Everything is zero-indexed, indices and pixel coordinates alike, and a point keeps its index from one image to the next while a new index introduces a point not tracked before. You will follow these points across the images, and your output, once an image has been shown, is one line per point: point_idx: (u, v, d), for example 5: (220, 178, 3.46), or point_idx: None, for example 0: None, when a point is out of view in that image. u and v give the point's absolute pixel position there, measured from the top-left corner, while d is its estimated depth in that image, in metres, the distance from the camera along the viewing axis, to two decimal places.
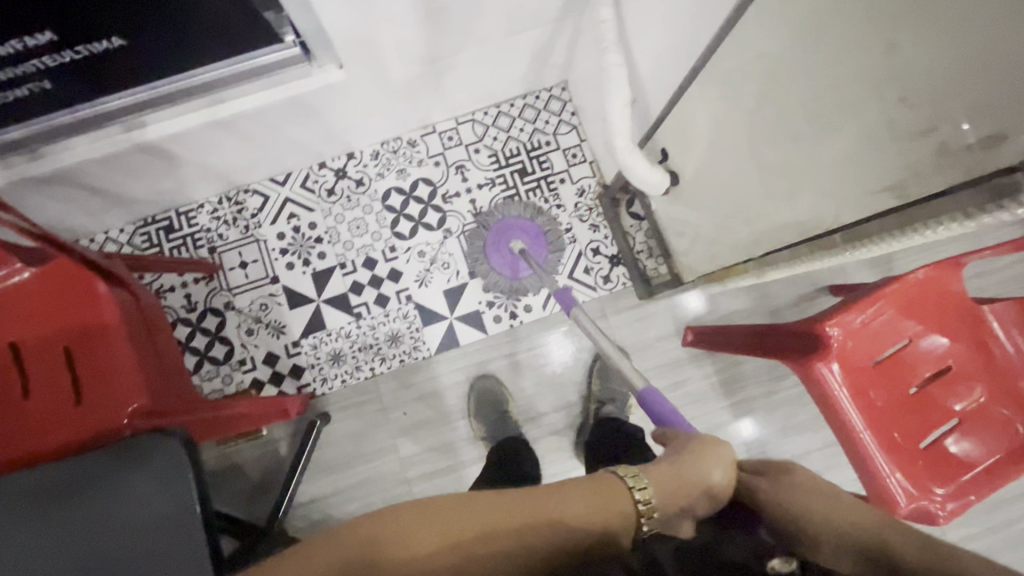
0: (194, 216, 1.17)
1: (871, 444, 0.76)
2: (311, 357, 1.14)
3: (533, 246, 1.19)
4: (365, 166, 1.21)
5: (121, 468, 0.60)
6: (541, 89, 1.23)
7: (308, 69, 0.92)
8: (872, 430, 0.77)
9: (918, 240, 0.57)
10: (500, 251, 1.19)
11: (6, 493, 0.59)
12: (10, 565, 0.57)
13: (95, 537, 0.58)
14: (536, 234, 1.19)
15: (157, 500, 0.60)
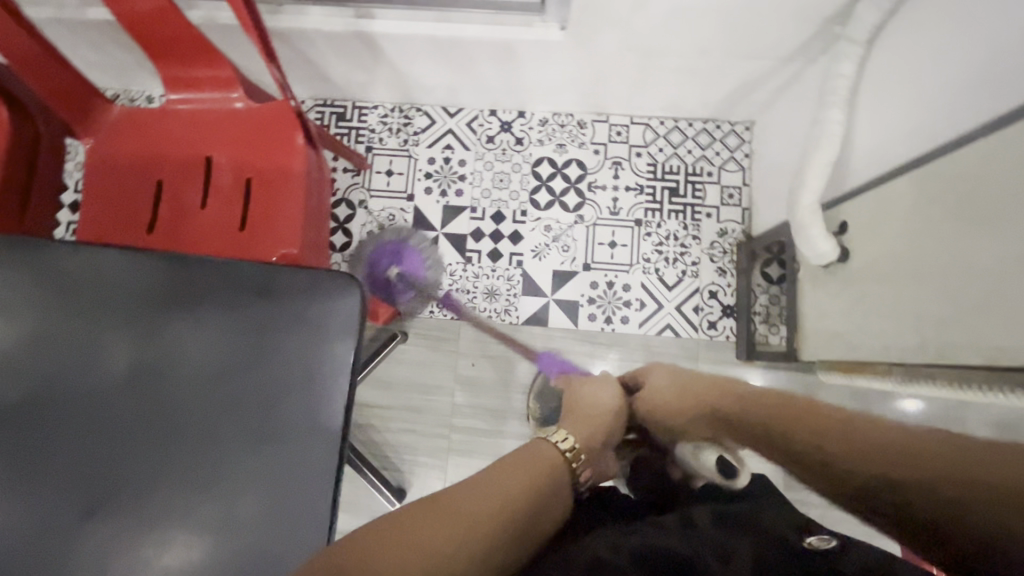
0: (366, 113, 1.24)
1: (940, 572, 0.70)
2: (412, 280, 1.18)
3: (407, 266, 1.16)
4: (530, 128, 1.23)
5: (307, 299, 0.67)
6: (724, 121, 1.20)
7: (532, 19, 0.95)
8: None
9: None
10: (388, 288, 1.14)
11: (215, 276, 0.68)
12: (199, 335, 0.66)
13: (269, 347, 0.66)
14: (395, 249, 1.17)
15: (325, 341, 0.67)
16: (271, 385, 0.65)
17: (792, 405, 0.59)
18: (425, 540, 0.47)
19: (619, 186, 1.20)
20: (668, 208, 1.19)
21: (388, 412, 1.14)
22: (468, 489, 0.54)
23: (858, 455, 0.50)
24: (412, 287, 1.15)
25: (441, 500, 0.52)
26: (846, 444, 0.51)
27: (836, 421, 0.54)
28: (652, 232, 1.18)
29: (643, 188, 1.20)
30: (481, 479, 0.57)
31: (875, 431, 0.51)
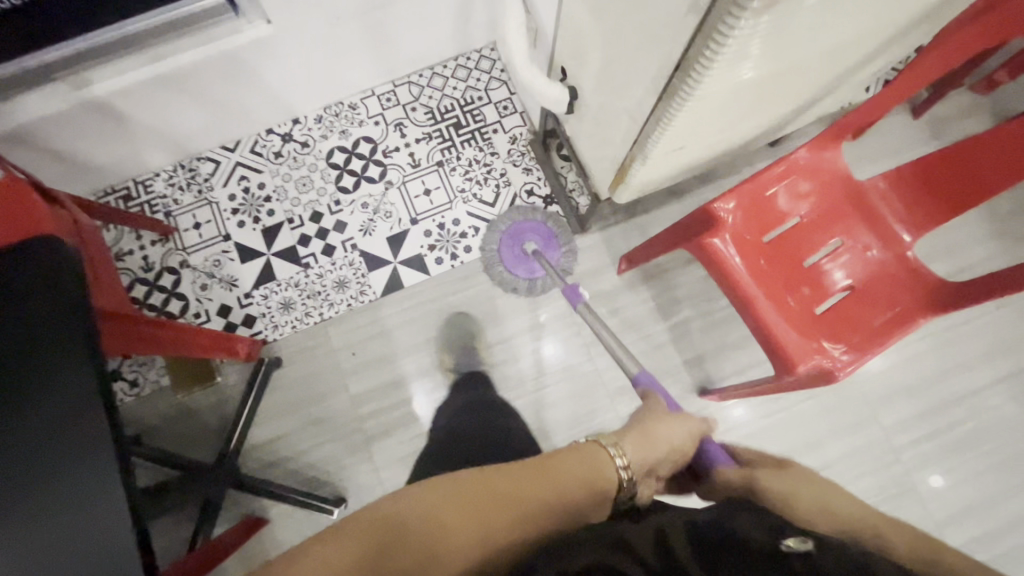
0: (151, 184, 1.24)
1: (752, 293, 0.81)
2: (263, 307, 1.18)
3: (545, 245, 1.22)
4: (310, 130, 1.28)
5: (35, 287, 0.62)
6: (471, 51, 1.32)
7: (238, 25, 1.00)
8: (756, 285, 0.81)
9: (724, 71, 0.60)
10: (520, 261, 1.21)
11: None
12: None
13: None
14: (547, 235, 1.23)
15: (33, 264, 0.63)
16: (55, 375, 0.59)
17: (879, 528, 0.47)
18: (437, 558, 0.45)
19: (410, 143, 1.28)
20: (459, 141, 1.28)
21: (294, 436, 1.13)
22: (455, 543, 0.46)
23: (924, 573, 0.43)
24: (531, 267, 1.21)
25: (422, 534, 0.46)
26: (869, 543, 0.46)
27: (875, 537, 0.47)
28: (455, 167, 1.27)
29: (431, 135, 1.28)
30: (487, 505, 0.48)
31: (894, 538, 0.46)
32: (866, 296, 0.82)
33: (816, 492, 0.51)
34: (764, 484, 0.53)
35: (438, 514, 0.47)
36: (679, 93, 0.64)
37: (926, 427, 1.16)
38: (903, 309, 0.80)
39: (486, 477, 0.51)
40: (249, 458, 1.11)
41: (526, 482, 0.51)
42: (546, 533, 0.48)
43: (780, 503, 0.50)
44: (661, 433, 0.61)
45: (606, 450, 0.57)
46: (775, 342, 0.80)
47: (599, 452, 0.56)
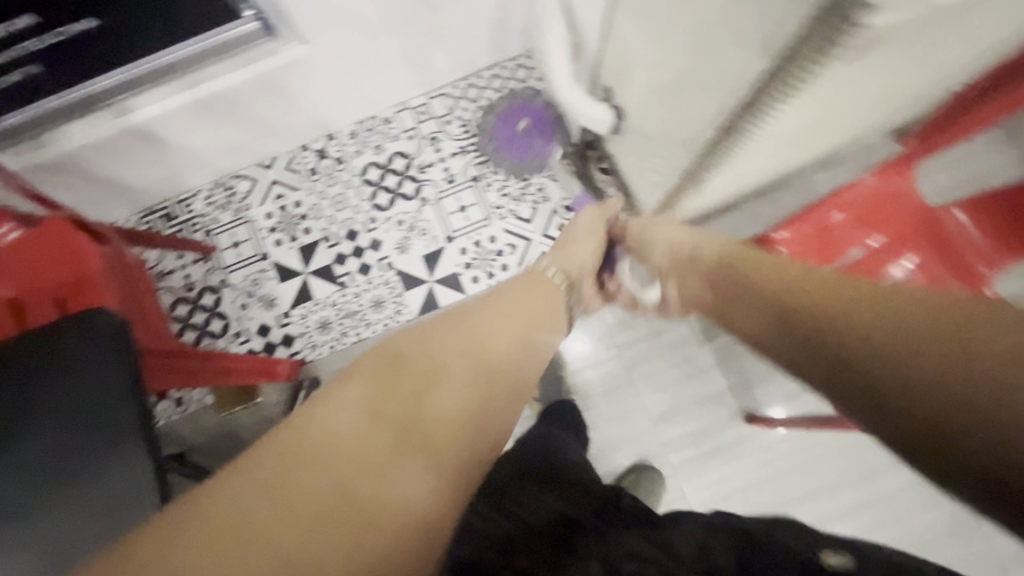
0: (190, 203, 1.25)
1: None
2: (301, 326, 1.19)
3: (538, 123, 1.23)
4: (344, 145, 1.27)
5: (99, 365, 0.72)
6: (507, 60, 1.27)
7: (273, 46, 0.98)
8: None
9: (799, 109, 0.54)
10: (514, 140, 1.24)
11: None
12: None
13: (49, 390, 0.71)
14: (538, 117, 1.22)
15: (95, 350, 0.73)
16: (106, 395, 0.71)
17: (840, 311, 0.48)
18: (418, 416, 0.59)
19: (444, 157, 1.25)
20: (494, 155, 1.25)
21: None
22: (438, 367, 0.64)
23: (894, 367, 0.42)
24: (523, 150, 1.23)
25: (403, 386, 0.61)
26: (838, 377, 0.46)
27: (862, 339, 0.45)
28: (491, 182, 1.23)
29: (466, 148, 1.25)
30: (454, 353, 0.67)
31: (888, 322, 0.44)
32: None
33: (828, 291, 0.51)
34: (757, 280, 0.61)
35: (426, 367, 0.64)
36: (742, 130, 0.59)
37: None
38: None
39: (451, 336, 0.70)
40: None
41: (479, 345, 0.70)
42: (497, 382, 0.67)
43: (760, 310, 0.59)
44: (653, 255, 0.81)
45: (550, 281, 0.85)
46: None
47: (542, 274, 0.85)
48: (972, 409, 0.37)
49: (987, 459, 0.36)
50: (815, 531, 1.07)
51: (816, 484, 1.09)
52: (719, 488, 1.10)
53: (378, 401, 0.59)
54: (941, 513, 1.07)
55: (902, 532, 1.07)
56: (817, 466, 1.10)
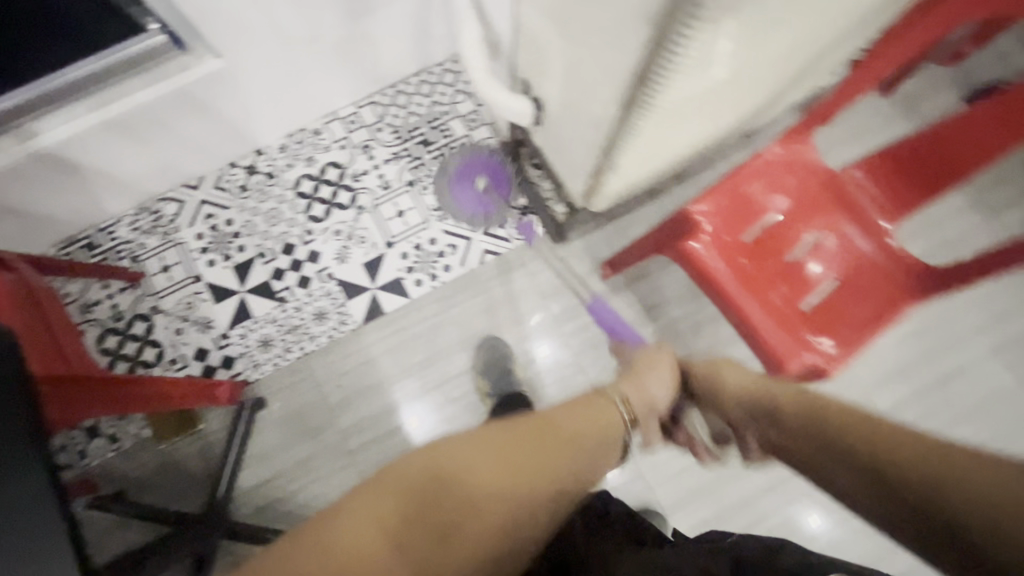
0: (113, 230, 1.20)
1: (740, 301, 0.80)
2: (241, 346, 1.15)
3: (495, 185, 1.24)
4: (274, 159, 1.25)
5: None
6: (433, 65, 1.29)
7: (187, 62, 0.97)
8: (742, 292, 0.80)
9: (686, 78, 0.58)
10: (473, 202, 1.22)
11: None
12: None
13: None
14: (498, 174, 1.23)
15: None
16: None
17: (868, 440, 0.49)
18: (464, 475, 0.56)
19: (378, 164, 1.25)
20: (428, 158, 1.25)
21: (286, 477, 1.10)
22: (478, 483, 0.56)
23: (891, 467, 0.46)
24: (477, 203, 1.22)
25: (460, 478, 0.56)
26: (859, 455, 0.49)
27: (875, 443, 0.48)
28: (427, 185, 1.24)
29: (400, 154, 1.26)
30: (546, 463, 0.60)
31: (916, 446, 0.46)
32: (852, 292, 0.80)
33: (848, 419, 0.53)
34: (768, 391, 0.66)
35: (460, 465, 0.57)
36: (640, 101, 0.62)
37: (923, 405, 1.15)
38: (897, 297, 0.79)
39: (541, 430, 0.64)
40: (241, 505, 1.08)
41: (572, 462, 0.63)
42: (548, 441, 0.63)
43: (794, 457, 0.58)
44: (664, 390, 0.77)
45: (617, 409, 0.72)
46: (768, 349, 0.78)
47: (608, 400, 0.72)
48: (941, 490, 0.42)
49: (988, 545, 0.38)
50: (769, 495, 1.11)
51: None
52: (676, 463, 1.12)
53: (407, 523, 0.52)
54: None
55: None
56: None
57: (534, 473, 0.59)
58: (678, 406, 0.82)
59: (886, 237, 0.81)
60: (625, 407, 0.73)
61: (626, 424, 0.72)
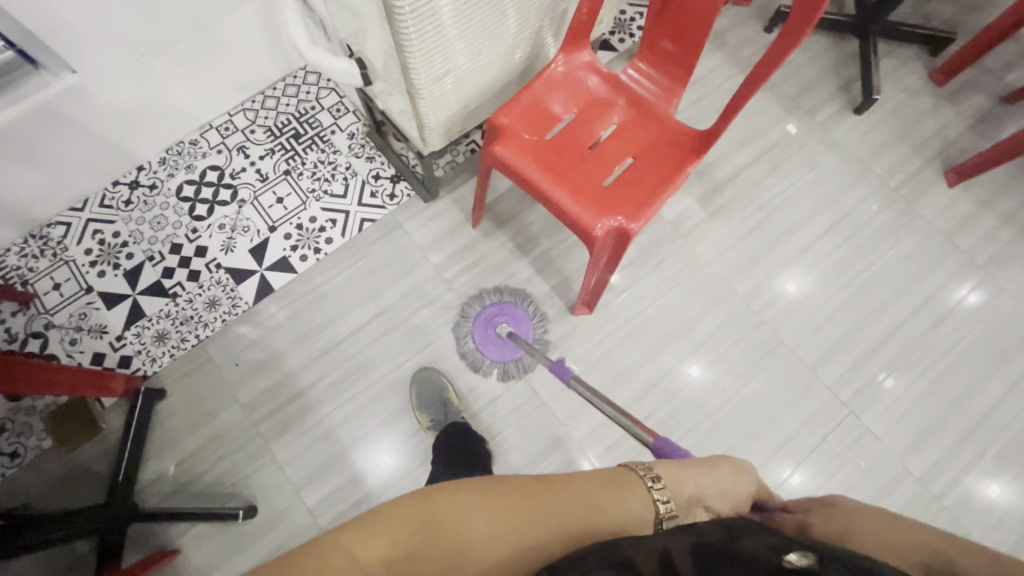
0: (2, 260, 1.25)
1: (548, 186, 0.90)
2: (137, 344, 1.19)
3: (520, 327, 1.21)
4: (155, 172, 1.33)
5: None
6: (296, 70, 1.42)
7: (45, 80, 1.06)
8: (550, 179, 0.91)
9: None
10: (490, 340, 1.20)
11: None
12: None
13: None
14: (522, 318, 1.21)
15: None
16: None
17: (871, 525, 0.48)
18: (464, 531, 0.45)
19: (254, 161, 1.34)
20: (301, 149, 1.36)
21: (192, 459, 1.13)
22: (462, 537, 0.45)
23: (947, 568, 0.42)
24: (505, 348, 1.19)
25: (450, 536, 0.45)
26: (919, 553, 0.43)
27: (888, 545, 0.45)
28: (302, 172, 1.34)
29: (274, 149, 1.36)
30: (554, 506, 0.48)
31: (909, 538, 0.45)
32: (646, 164, 0.92)
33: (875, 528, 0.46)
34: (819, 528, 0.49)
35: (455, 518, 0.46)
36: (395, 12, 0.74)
37: (778, 285, 1.27)
38: (681, 161, 0.92)
39: (546, 488, 0.50)
40: (149, 493, 1.10)
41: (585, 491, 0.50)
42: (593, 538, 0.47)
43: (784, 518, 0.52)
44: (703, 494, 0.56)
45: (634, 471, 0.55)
46: (580, 221, 0.88)
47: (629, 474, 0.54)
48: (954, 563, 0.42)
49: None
50: (655, 390, 1.19)
51: (647, 350, 1.22)
52: None
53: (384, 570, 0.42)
54: (751, 342, 1.23)
55: (727, 368, 1.21)
56: (642, 333, 1.23)
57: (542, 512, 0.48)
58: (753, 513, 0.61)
59: (665, 117, 0.95)
60: (659, 491, 0.53)
61: (659, 512, 0.52)
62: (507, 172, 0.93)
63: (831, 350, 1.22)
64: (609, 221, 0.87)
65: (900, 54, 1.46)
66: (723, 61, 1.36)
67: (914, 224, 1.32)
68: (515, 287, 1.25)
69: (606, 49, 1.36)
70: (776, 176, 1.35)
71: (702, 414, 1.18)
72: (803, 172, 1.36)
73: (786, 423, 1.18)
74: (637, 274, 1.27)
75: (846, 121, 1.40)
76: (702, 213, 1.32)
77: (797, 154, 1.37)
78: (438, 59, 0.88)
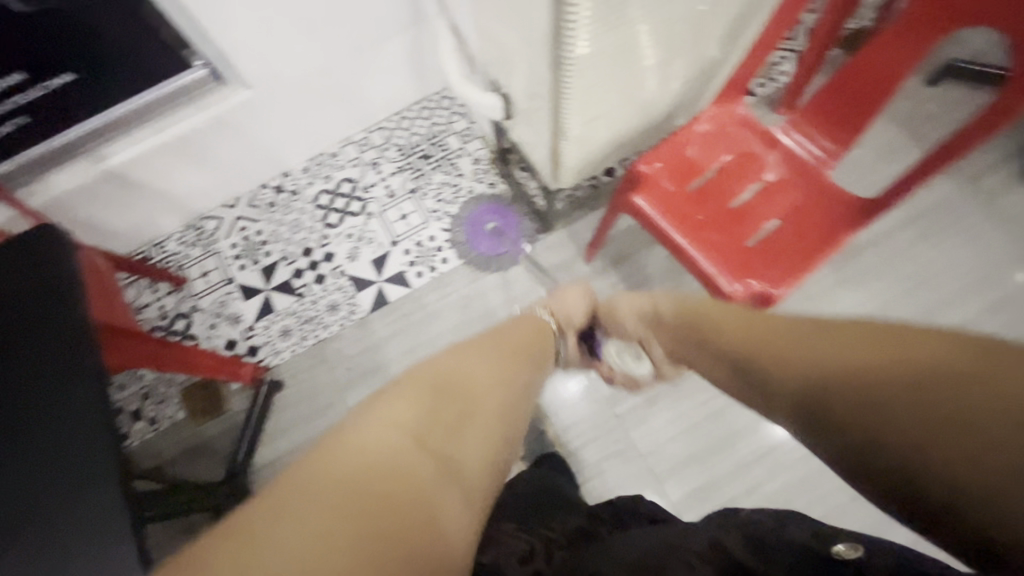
0: (165, 245, 1.41)
1: (686, 241, 0.87)
2: (264, 336, 1.30)
3: (506, 224, 1.35)
4: (298, 180, 1.45)
5: (37, 299, 0.74)
6: (432, 94, 1.49)
7: (225, 93, 1.19)
8: (689, 234, 0.88)
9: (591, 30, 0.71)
10: (483, 239, 1.34)
11: None
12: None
13: None
14: (506, 216, 1.35)
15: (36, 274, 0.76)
16: (40, 295, 0.75)
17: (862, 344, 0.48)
18: (458, 434, 0.49)
19: (385, 177, 1.42)
20: (428, 169, 1.42)
21: (298, 452, 1.20)
22: (463, 431, 0.50)
23: (893, 424, 0.42)
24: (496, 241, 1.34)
25: (458, 389, 0.54)
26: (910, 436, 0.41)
27: (854, 381, 0.46)
28: (427, 191, 1.40)
29: (403, 167, 1.43)
30: (504, 402, 0.58)
31: (891, 374, 0.44)
32: (795, 228, 0.87)
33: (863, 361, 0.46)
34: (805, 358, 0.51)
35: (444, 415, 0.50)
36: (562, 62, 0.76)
37: None
38: (836, 229, 0.85)
39: (496, 380, 0.59)
40: (258, 477, 1.18)
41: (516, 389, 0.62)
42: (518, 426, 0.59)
43: (753, 345, 0.58)
44: (626, 326, 0.87)
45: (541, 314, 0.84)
46: (717, 281, 0.84)
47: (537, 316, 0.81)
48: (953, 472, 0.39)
49: (992, 525, 0.37)
50: (763, 461, 1.11)
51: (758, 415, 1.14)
52: (667, 430, 1.15)
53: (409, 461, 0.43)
54: None
55: None
56: None
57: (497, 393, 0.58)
58: (589, 330, 0.99)
59: (821, 180, 0.89)
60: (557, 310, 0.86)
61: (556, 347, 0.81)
62: (642, 221, 0.91)
63: None
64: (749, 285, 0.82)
65: None
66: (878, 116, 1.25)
67: None
68: None
69: (746, 95, 1.31)
70: (927, 245, 1.22)
71: (817, 497, 1.08)
72: (960, 244, 1.22)
73: None
74: None
75: (1019, 192, 1.24)
76: (835, 276, 1.22)
77: (956, 223, 1.23)
78: (588, 104, 0.88)
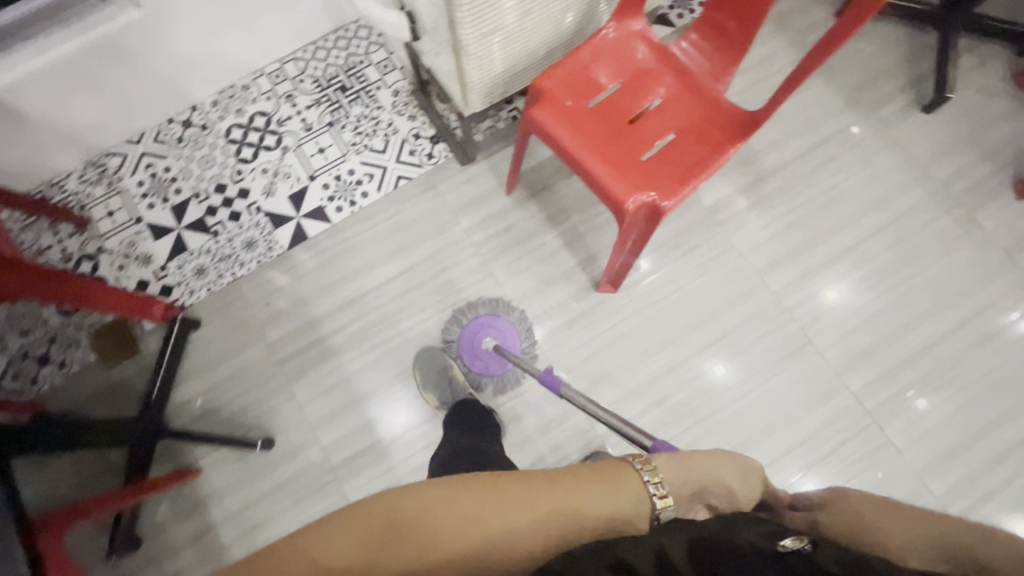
0: (64, 184, 1.32)
1: (584, 155, 0.89)
2: (178, 275, 1.26)
3: (504, 338, 1.19)
4: (208, 114, 1.37)
5: None
6: (349, 23, 1.43)
7: (111, 13, 1.10)
8: (587, 148, 0.89)
9: None
10: (477, 356, 1.18)
11: None
12: None
13: None
14: (506, 330, 1.19)
15: None
16: None
17: (952, 535, 0.46)
18: (432, 528, 0.47)
19: (301, 111, 1.37)
20: (346, 102, 1.37)
21: (218, 389, 1.19)
22: (440, 526, 0.47)
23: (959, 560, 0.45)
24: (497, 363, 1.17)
25: (420, 524, 0.47)
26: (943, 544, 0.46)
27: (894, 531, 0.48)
28: (345, 125, 1.36)
29: (320, 100, 1.38)
30: (543, 506, 0.50)
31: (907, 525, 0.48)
32: (687, 141, 0.90)
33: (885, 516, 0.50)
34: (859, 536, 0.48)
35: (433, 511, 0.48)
36: None
37: (814, 283, 1.23)
38: (724, 141, 0.88)
39: (550, 479, 0.52)
40: (178, 415, 1.17)
41: (591, 496, 0.52)
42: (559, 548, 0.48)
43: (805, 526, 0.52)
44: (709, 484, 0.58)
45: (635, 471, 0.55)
46: (612, 194, 0.87)
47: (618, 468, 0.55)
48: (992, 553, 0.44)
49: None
50: (672, 376, 1.18)
51: (669, 334, 1.20)
52: (583, 351, 1.20)
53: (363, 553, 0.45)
54: (778, 338, 1.20)
55: (749, 361, 1.18)
56: (665, 318, 1.21)
57: (543, 505, 0.50)
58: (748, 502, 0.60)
59: (714, 95, 0.92)
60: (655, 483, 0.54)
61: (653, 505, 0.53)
62: (544, 138, 0.92)
63: (861, 355, 1.18)
64: (641, 196, 0.85)
65: (984, 52, 1.35)
66: (785, 45, 1.29)
67: (972, 236, 1.24)
68: (541, 258, 1.25)
69: (663, 24, 1.32)
70: (827, 171, 1.29)
71: (719, 405, 1.16)
72: (857, 170, 1.29)
73: (804, 424, 1.15)
74: (669, 259, 1.24)
75: (912, 120, 1.32)
76: (743, 202, 1.27)
77: (853, 150, 1.30)
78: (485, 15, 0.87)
